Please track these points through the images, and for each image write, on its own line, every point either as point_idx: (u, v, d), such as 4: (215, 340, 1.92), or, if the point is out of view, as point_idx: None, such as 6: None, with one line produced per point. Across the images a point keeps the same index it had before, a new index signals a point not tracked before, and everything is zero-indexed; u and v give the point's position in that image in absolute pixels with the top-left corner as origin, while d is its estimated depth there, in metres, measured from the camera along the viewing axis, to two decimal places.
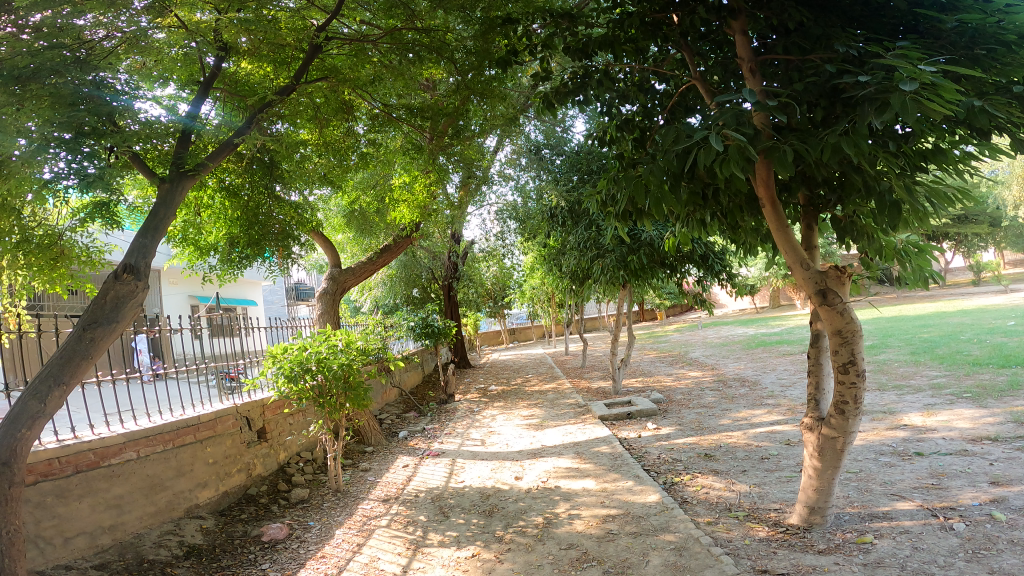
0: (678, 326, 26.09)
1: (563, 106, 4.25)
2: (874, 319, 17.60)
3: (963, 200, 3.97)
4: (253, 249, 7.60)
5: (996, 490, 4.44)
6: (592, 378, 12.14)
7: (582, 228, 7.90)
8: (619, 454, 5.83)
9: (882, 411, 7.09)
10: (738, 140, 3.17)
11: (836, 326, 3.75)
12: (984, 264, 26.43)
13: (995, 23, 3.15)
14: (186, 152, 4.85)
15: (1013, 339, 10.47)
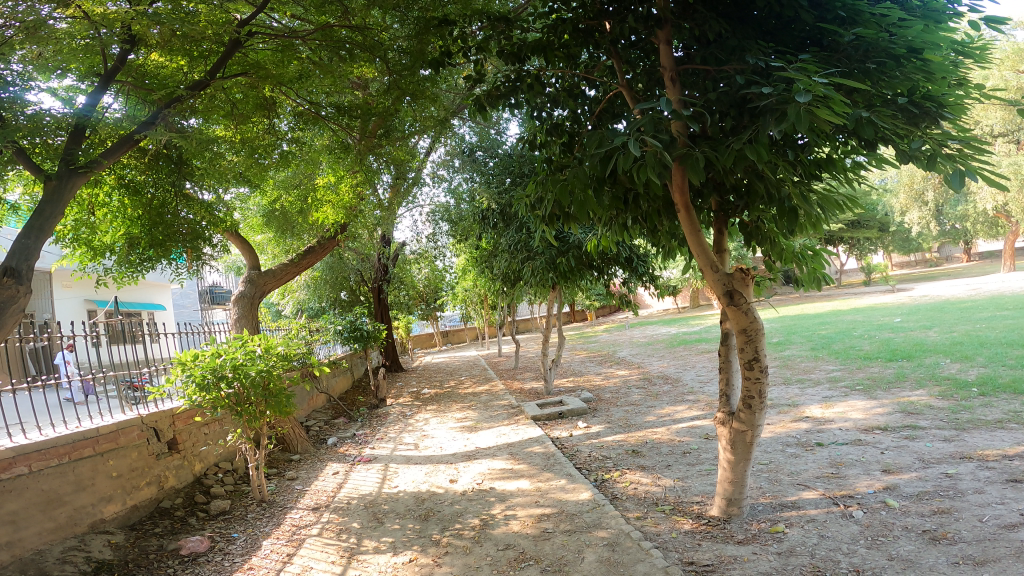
0: (603, 327, 26.78)
1: (495, 109, 4.26)
2: (781, 317, 18.75)
3: (854, 206, 4.35)
4: (157, 250, 7.18)
5: (888, 478, 4.84)
6: (524, 379, 12.25)
7: (513, 231, 7.97)
8: (552, 453, 5.91)
9: (788, 404, 7.57)
10: (656, 145, 3.30)
11: (742, 324, 3.99)
12: (874, 266, 28.71)
13: (887, 38, 3.40)
14: (80, 147, 4.51)
15: (899, 334, 11.42)
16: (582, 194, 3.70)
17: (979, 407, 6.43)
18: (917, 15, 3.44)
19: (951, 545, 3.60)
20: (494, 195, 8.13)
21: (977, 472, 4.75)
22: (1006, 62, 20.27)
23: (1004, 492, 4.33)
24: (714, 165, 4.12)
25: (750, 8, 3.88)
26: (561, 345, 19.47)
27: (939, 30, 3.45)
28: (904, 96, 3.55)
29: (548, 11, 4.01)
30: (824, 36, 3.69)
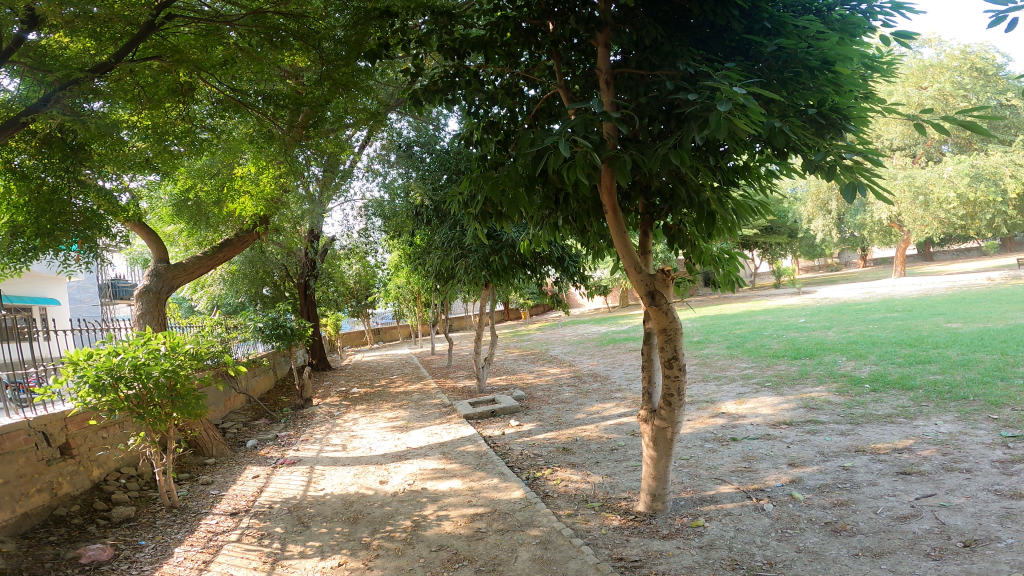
0: (533, 326, 27.09)
1: (432, 104, 4.24)
2: (701, 317, 19.60)
3: (767, 213, 4.59)
4: (43, 241, 6.39)
5: (794, 471, 5.13)
6: (457, 377, 12.17)
7: (446, 228, 7.92)
8: (485, 452, 5.89)
9: (706, 400, 7.90)
10: (585, 147, 3.35)
11: (662, 325, 4.11)
12: (783, 269, 30.54)
13: (806, 50, 3.58)
14: None
15: (803, 334, 12.16)
16: (513, 193, 3.71)
17: (872, 403, 6.96)
18: (835, 28, 3.64)
19: (852, 537, 3.87)
20: (429, 191, 8.05)
21: (871, 465, 5.13)
22: (910, 79, 22.04)
23: (894, 484, 4.69)
24: (641, 168, 4.23)
25: (686, 16, 3.96)
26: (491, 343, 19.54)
27: (853, 46, 3.67)
28: (814, 108, 3.74)
29: (494, 8, 4.01)
30: (752, 47, 3.85)
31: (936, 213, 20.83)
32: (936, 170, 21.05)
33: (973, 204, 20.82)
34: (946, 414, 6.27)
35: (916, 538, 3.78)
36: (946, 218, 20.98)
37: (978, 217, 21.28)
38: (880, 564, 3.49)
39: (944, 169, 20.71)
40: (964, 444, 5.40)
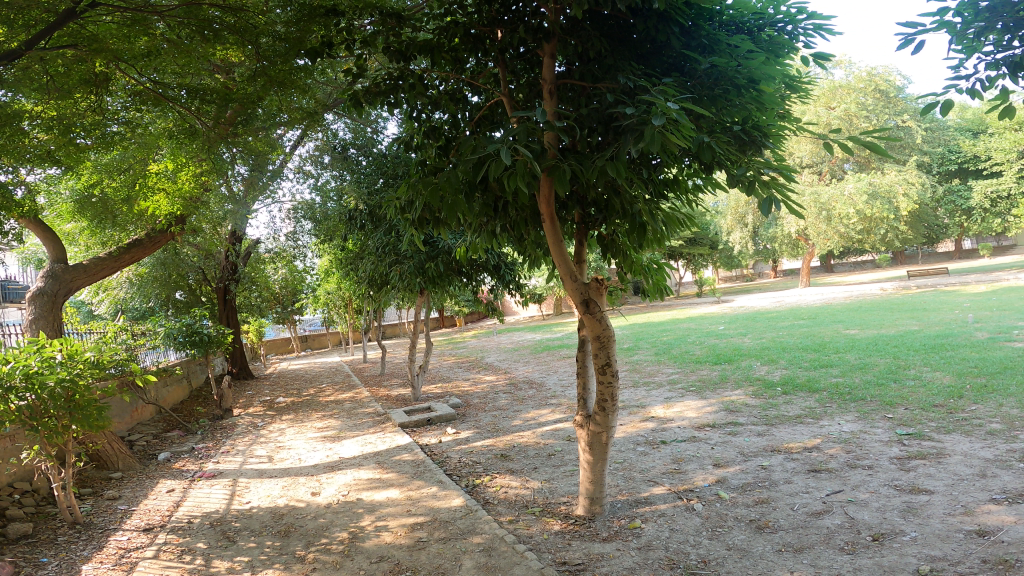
0: (466, 333, 26.98)
1: (373, 107, 4.18)
2: (630, 324, 20.13)
3: (692, 225, 4.77)
4: None
5: (719, 472, 5.34)
6: (390, 385, 11.92)
7: (381, 233, 7.78)
8: (421, 461, 5.80)
9: (636, 405, 8.11)
10: (526, 155, 3.35)
11: (596, 332, 4.20)
12: (705, 279, 31.91)
13: (734, 68, 3.75)
14: None
15: (723, 340, 12.73)
16: (453, 199, 3.69)
17: (784, 405, 7.37)
18: (762, 48, 3.83)
19: (774, 533, 4.08)
20: (364, 195, 7.95)
21: (786, 463, 5.43)
22: (822, 99, 23.56)
23: (807, 481, 4.99)
24: (578, 178, 4.31)
25: (630, 31, 4.06)
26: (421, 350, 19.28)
27: (777, 66, 3.87)
28: (739, 124, 3.91)
29: (445, 12, 4.00)
30: (687, 63, 3.98)
31: (837, 227, 22.41)
32: (838, 187, 22.63)
33: (869, 220, 22.52)
34: (847, 414, 6.74)
35: (830, 533, 4.03)
36: (846, 232, 22.60)
37: (874, 231, 23.01)
38: (802, 558, 3.69)
39: (845, 186, 22.31)
40: (864, 442, 5.81)
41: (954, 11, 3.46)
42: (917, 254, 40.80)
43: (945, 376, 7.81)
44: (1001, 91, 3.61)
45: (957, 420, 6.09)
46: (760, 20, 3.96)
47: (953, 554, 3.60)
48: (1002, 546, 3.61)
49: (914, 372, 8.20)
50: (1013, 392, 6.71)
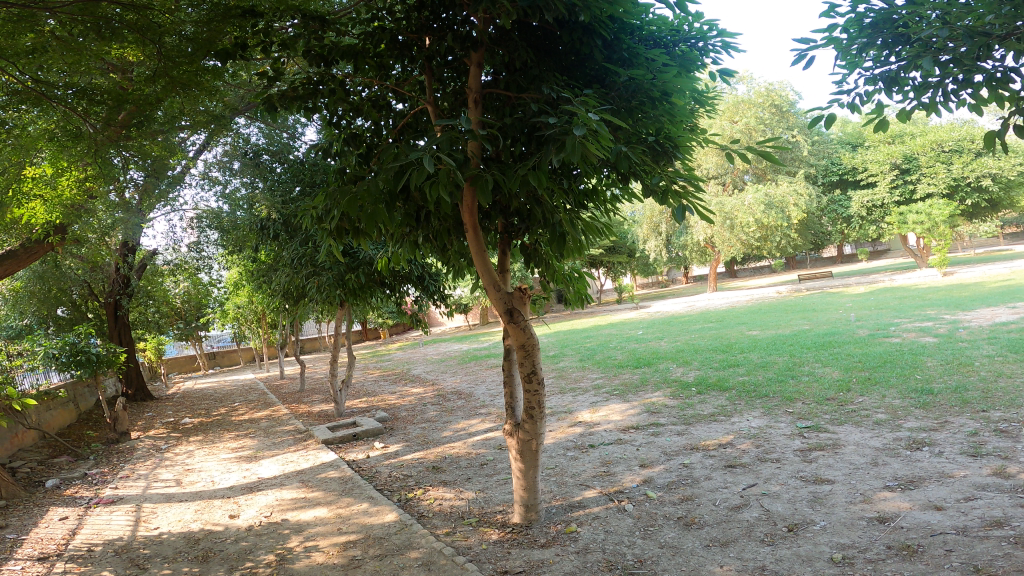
0: (388, 346, 26.43)
1: (289, 111, 4.02)
2: (552, 331, 20.44)
3: (611, 235, 4.85)
4: None
5: (645, 471, 5.46)
6: (310, 401, 11.48)
7: (297, 243, 7.56)
8: (349, 477, 5.60)
9: (563, 411, 8.20)
10: (449, 164, 3.33)
11: (521, 341, 4.19)
12: (623, 286, 32.87)
13: (651, 81, 3.86)
14: None
15: (642, 345, 13.13)
16: (372, 209, 3.54)
17: (700, 404, 7.68)
18: (676, 63, 4.03)
19: (701, 529, 4.20)
20: (278, 204, 7.68)
21: (705, 461, 5.61)
22: (726, 113, 24.90)
23: (725, 477, 5.19)
24: (500, 188, 4.25)
25: (555, 43, 4.11)
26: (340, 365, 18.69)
27: (689, 79, 4.09)
28: (653, 136, 4.04)
29: (371, 18, 3.97)
30: (607, 76, 4.07)
31: (739, 235, 23.76)
32: (739, 197, 23.98)
33: (766, 228, 24.02)
34: (755, 410, 7.11)
35: (751, 525, 4.20)
36: (747, 239, 23.97)
37: (770, 238, 24.51)
38: (729, 552, 3.81)
39: (745, 197, 23.73)
40: (772, 436, 6.11)
41: (841, 27, 3.81)
42: (807, 259, 43.92)
43: (836, 371, 8.41)
44: (877, 107, 3.97)
45: (849, 412, 6.55)
46: (675, 37, 4.14)
47: (861, 540, 3.80)
48: (902, 531, 3.84)
49: (810, 368, 8.80)
50: (893, 384, 7.34)
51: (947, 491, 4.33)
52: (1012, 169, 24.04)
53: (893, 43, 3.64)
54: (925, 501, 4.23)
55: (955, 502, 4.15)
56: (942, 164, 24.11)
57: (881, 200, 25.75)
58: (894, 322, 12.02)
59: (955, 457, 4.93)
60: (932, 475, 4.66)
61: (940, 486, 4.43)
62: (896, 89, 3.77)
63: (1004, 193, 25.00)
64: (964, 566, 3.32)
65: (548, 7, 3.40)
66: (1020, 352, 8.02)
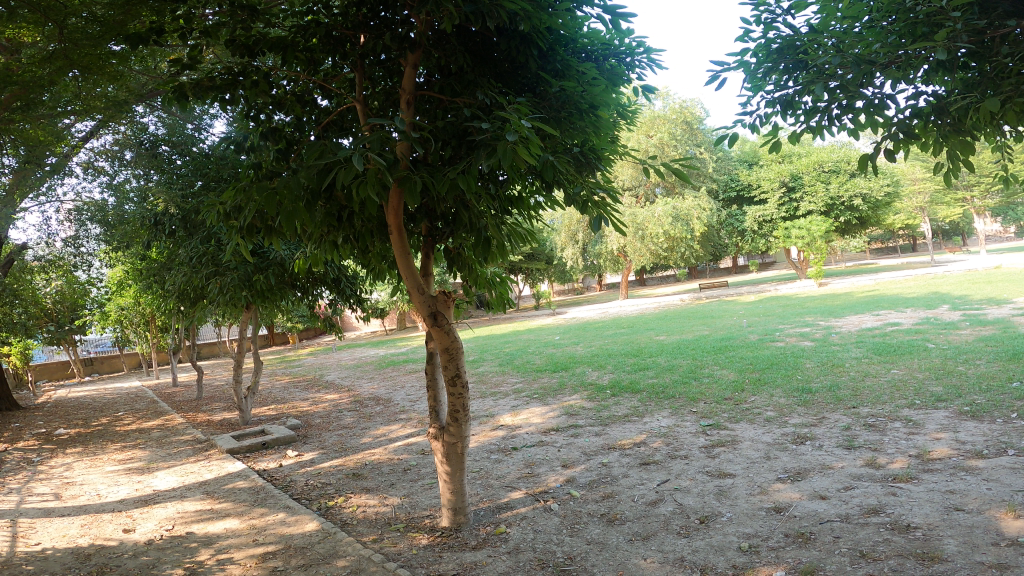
0: (300, 351, 25.44)
1: (203, 102, 3.77)
2: (473, 337, 20.50)
3: (533, 242, 4.79)
4: None
5: (568, 471, 5.56)
6: (211, 409, 10.89)
7: (197, 240, 7.15)
8: (261, 486, 5.37)
9: (485, 415, 8.23)
10: (379, 164, 3.05)
11: (445, 344, 4.14)
12: (541, 293, 33.11)
13: (581, 92, 3.92)
14: None
15: (558, 350, 13.42)
16: (292, 208, 3.16)
17: (615, 406, 7.96)
18: (605, 76, 4.18)
19: (624, 524, 4.23)
20: (177, 198, 7.23)
21: (622, 459, 5.76)
22: (642, 127, 25.96)
23: (641, 473, 5.27)
24: (428, 191, 4.04)
25: (491, 49, 4.09)
26: (246, 371, 17.80)
27: (615, 93, 4.24)
28: (578, 147, 4.11)
29: (306, 11, 3.84)
30: (540, 84, 4.10)
31: (650, 245, 24.88)
32: (651, 208, 25.04)
33: (672, 240, 25.26)
34: (664, 410, 7.44)
35: (667, 519, 4.22)
36: (656, 250, 25.15)
37: (676, 250, 25.72)
38: (650, 545, 3.85)
39: (655, 209, 24.79)
40: (681, 434, 6.36)
41: (752, 52, 4.12)
42: (704, 269, 46.57)
43: (731, 372, 9.00)
44: (774, 130, 4.31)
45: (743, 410, 6.99)
46: (606, 51, 4.30)
47: (762, 530, 3.86)
48: (795, 520, 3.94)
49: (710, 370, 9.34)
50: (780, 384, 7.94)
51: (830, 482, 4.53)
52: (879, 190, 26.56)
53: (794, 68, 3.98)
54: (812, 491, 4.39)
55: (836, 491, 4.33)
56: (822, 184, 26.37)
57: (770, 215, 27.72)
58: (778, 328, 13.01)
59: (833, 450, 5.26)
60: (815, 466, 4.91)
61: (823, 476, 4.65)
62: (791, 112, 4.11)
63: (871, 213, 27.59)
64: (852, 551, 3.39)
65: (491, 14, 3.39)
66: (884, 354, 8.89)
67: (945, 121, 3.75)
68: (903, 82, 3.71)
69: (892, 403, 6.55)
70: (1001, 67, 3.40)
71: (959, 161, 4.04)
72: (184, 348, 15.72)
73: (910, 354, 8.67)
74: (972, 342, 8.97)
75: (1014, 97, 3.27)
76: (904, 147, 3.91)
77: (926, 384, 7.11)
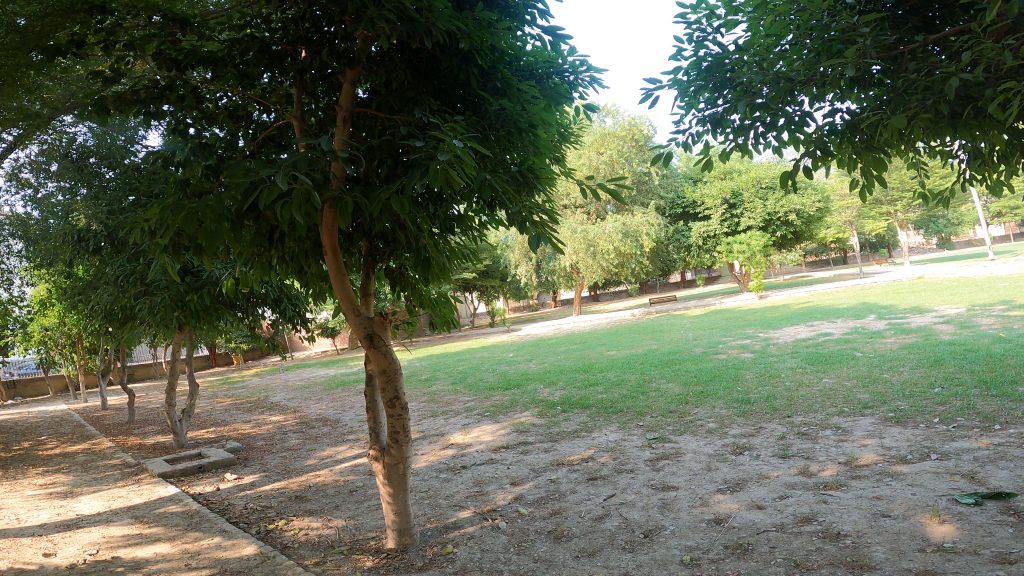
0: (246, 372, 24.78)
1: (126, 115, 3.67)
2: (428, 355, 20.27)
3: (476, 262, 4.74)
4: None
5: (516, 489, 5.50)
6: (143, 433, 10.49)
7: (124, 259, 6.95)
8: (195, 510, 5.19)
9: (435, 434, 8.12)
10: (305, 184, 2.98)
11: (382, 366, 4.07)
12: (496, 310, 33.24)
13: (521, 111, 3.93)
14: None
15: (511, 367, 13.38)
16: (214, 227, 3.08)
17: (565, 422, 7.94)
18: (547, 94, 4.22)
19: (570, 541, 4.19)
20: (104, 214, 7.06)
21: (570, 475, 5.73)
22: (592, 145, 26.50)
23: (588, 489, 5.25)
24: (363, 212, 3.96)
25: (434, 66, 4.10)
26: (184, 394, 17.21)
27: (557, 111, 4.27)
28: (517, 166, 4.13)
29: (242, 25, 3.82)
30: (482, 102, 4.12)
31: (600, 262, 25.24)
32: (601, 225, 25.44)
33: (622, 255, 25.73)
34: (612, 425, 7.45)
35: (613, 535, 4.19)
36: (604, 266, 25.62)
37: (626, 266, 26.30)
38: (596, 561, 3.81)
39: (605, 225, 25.16)
40: (628, 448, 6.37)
41: (684, 70, 4.20)
42: (658, 286, 47.22)
43: (676, 385, 9.09)
44: (705, 148, 4.39)
45: (687, 422, 7.04)
46: (549, 68, 4.37)
47: (703, 542, 3.86)
48: (734, 531, 3.95)
49: (656, 384, 9.42)
50: (722, 395, 8.04)
51: (766, 491, 4.57)
52: (811, 206, 27.45)
53: (721, 87, 4.06)
54: (749, 502, 4.42)
55: (772, 501, 4.37)
56: (758, 201, 27.18)
57: (713, 231, 28.14)
58: (722, 341, 13.19)
59: (769, 459, 5.33)
60: (752, 477, 4.95)
61: (759, 486, 4.69)
62: (721, 130, 4.20)
63: (803, 227, 28.52)
64: (787, 561, 3.40)
65: (429, 31, 3.39)
66: (816, 364, 9.12)
67: (858, 138, 3.98)
68: (822, 100, 3.86)
69: (823, 411, 6.69)
70: (908, 83, 3.58)
71: (873, 177, 4.27)
72: (115, 369, 15.11)
73: (840, 363, 8.92)
74: (898, 350, 9.30)
75: (918, 113, 3.48)
76: (822, 162, 4.03)
77: (854, 391, 7.31)
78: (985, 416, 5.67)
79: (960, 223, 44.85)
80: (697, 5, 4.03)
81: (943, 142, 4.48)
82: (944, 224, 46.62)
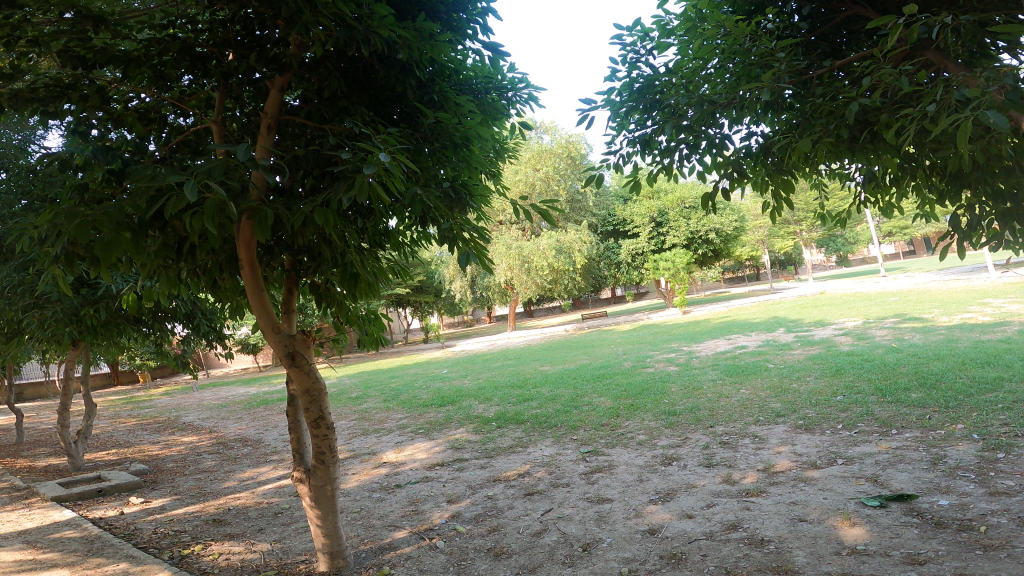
0: (154, 390, 23.32)
1: (23, 113, 3.45)
2: (357, 373, 19.75)
3: (405, 277, 4.68)
4: None
5: (453, 507, 5.45)
6: (35, 456, 9.67)
7: (14, 268, 6.42)
8: (97, 535, 4.84)
9: (366, 453, 7.93)
10: (219, 194, 2.84)
11: (305, 386, 3.96)
12: (428, 326, 32.88)
13: (457, 124, 3.93)
14: None
15: (443, 384, 13.26)
16: (113, 235, 2.93)
17: (499, 438, 7.94)
18: (484, 109, 4.25)
19: (510, 558, 4.18)
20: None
21: (506, 491, 5.73)
22: (529, 160, 26.67)
23: (525, 504, 5.27)
24: (286, 225, 3.84)
25: (370, 75, 4.04)
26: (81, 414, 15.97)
27: (491, 127, 4.30)
28: (449, 182, 4.12)
29: (164, 24, 3.65)
30: (419, 113, 4.09)
31: (535, 278, 25.59)
32: (535, 241, 25.71)
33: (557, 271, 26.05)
34: (547, 440, 7.51)
35: (552, 549, 4.22)
36: (540, 282, 25.92)
37: (562, 281, 26.89)
38: None
39: (540, 241, 25.45)
40: (562, 463, 6.44)
41: (617, 91, 4.33)
42: (584, 301, 48.10)
43: (607, 400, 9.26)
44: (634, 169, 4.55)
45: (618, 435, 7.19)
46: (488, 84, 4.40)
47: (640, 553, 3.95)
48: (668, 541, 4.07)
49: (588, 399, 9.56)
50: (650, 408, 8.27)
51: (694, 500, 4.74)
52: (730, 225, 28.81)
53: (650, 108, 4.21)
54: (680, 511, 4.56)
55: (700, 509, 4.53)
56: (683, 219, 28.16)
57: (641, 249, 29.13)
58: (648, 355, 13.58)
59: (695, 469, 5.52)
60: (681, 486, 5.12)
61: (688, 496, 4.85)
62: (649, 151, 4.36)
63: (722, 246, 29.76)
64: (718, 569, 3.53)
65: (367, 39, 3.33)
66: (734, 375, 9.54)
67: (769, 161, 4.24)
68: (740, 123, 4.09)
69: (741, 420, 7.01)
70: (815, 108, 3.83)
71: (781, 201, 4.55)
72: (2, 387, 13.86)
73: (755, 374, 9.37)
74: (804, 361, 9.87)
75: (823, 137, 3.73)
76: (739, 183, 4.33)
77: (768, 401, 7.69)
78: (883, 422, 6.10)
79: (856, 241, 48.22)
80: (632, 27, 4.17)
81: (843, 165, 4.85)
82: (842, 243, 49.98)
